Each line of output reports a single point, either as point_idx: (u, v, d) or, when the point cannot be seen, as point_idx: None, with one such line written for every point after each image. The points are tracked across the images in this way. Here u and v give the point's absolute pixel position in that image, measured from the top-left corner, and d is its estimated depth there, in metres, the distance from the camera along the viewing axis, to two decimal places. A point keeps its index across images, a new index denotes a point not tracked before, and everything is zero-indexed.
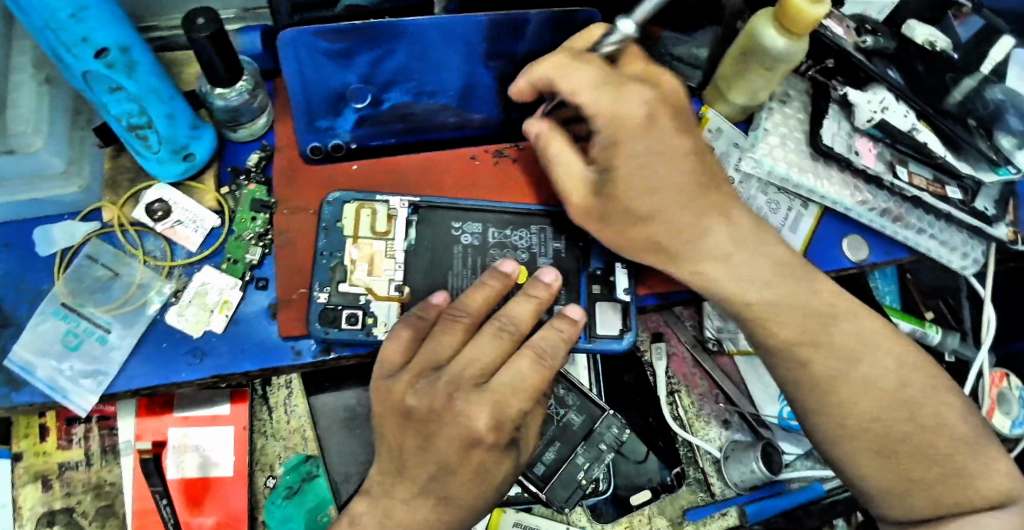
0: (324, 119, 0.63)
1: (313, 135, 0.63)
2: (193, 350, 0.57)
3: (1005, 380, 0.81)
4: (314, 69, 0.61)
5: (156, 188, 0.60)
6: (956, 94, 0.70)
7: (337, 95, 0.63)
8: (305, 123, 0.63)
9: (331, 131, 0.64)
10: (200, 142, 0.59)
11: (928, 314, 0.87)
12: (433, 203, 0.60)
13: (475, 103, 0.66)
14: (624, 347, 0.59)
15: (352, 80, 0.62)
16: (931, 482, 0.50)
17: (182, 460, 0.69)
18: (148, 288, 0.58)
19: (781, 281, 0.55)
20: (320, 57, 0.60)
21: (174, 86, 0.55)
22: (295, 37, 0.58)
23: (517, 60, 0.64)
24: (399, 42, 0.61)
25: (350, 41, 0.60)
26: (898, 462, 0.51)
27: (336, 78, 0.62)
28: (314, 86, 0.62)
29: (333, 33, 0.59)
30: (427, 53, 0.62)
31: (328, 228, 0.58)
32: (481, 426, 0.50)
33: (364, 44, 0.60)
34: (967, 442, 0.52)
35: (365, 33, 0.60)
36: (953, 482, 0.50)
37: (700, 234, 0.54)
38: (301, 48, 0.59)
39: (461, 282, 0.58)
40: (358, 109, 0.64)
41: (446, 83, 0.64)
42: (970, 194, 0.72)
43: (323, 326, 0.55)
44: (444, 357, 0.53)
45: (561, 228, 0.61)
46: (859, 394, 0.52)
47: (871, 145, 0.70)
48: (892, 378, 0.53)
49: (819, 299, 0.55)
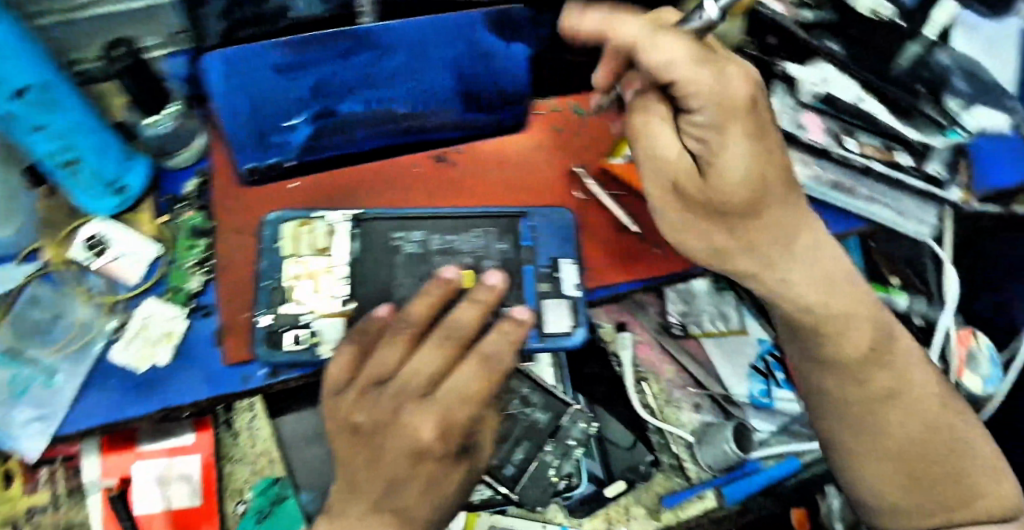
0: (274, 134, 0.59)
1: (254, 153, 0.59)
2: (139, 385, 0.56)
3: (972, 338, 0.80)
4: (262, 85, 0.55)
5: (93, 222, 0.58)
6: (902, 60, 0.69)
7: (289, 110, 0.57)
8: (244, 142, 0.58)
9: (280, 145, 0.59)
10: (133, 173, 0.58)
11: (893, 280, 0.85)
12: (373, 214, 0.58)
13: (441, 106, 0.61)
14: (576, 343, 0.58)
15: (303, 93, 0.57)
16: (933, 484, 0.55)
17: (169, 492, 0.68)
18: (91, 326, 0.58)
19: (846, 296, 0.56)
20: (268, 72, 0.54)
21: (99, 118, 0.54)
22: (238, 55, 0.53)
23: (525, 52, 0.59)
24: (393, 45, 0.56)
25: (300, 53, 0.54)
26: (907, 465, 0.55)
27: (286, 93, 0.56)
28: (273, 101, 0.56)
29: (282, 46, 0.53)
30: (391, 60, 0.57)
31: (268, 249, 0.57)
32: (426, 436, 0.50)
33: (318, 55, 0.55)
34: (968, 444, 0.57)
35: (322, 43, 0.54)
36: (954, 484, 0.55)
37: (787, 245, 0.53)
38: (245, 65, 0.53)
39: (406, 291, 0.56)
40: (313, 120, 0.59)
41: (439, 83, 0.59)
42: (922, 158, 0.68)
43: (267, 349, 0.55)
44: (389, 369, 0.53)
45: (503, 229, 0.60)
46: (879, 404, 0.56)
47: (817, 119, 0.67)
48: (927, 395, 0.57)
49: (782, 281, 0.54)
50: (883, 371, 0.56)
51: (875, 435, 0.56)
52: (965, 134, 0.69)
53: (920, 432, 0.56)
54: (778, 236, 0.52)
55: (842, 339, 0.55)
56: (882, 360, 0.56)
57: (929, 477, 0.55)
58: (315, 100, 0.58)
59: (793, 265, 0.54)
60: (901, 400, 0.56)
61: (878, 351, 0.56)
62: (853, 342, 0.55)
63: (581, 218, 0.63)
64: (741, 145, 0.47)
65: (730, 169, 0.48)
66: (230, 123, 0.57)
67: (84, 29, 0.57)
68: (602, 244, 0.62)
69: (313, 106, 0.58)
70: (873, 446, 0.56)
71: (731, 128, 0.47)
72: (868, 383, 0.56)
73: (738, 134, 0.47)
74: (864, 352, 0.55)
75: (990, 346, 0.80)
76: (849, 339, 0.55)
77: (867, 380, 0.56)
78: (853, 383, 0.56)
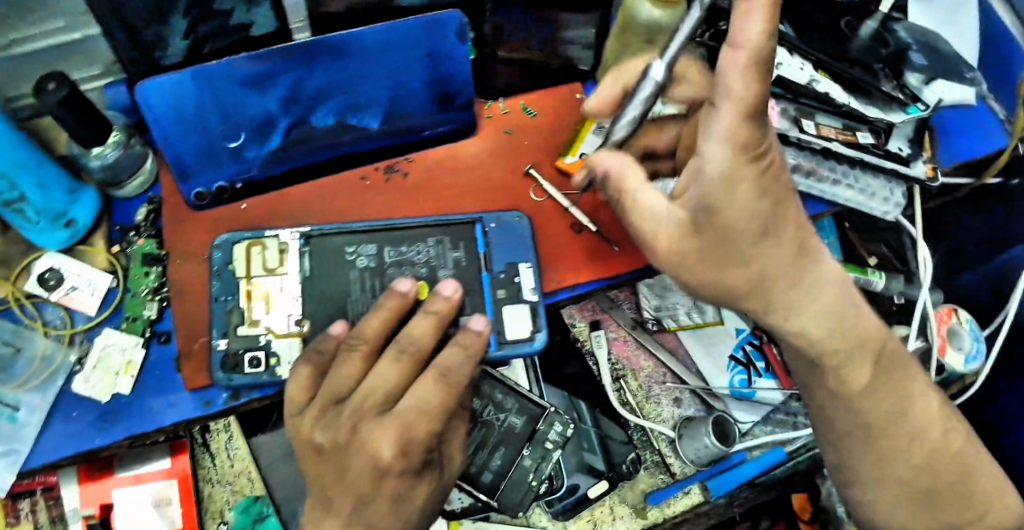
0: (248, 150, 0.60)
1: (223, 171, 0.60)
2: (102, 416, 0.56)
3: (953, 315, 0.79)
4: (231, 101, 0.57)
5: (47, 256, 0.59)
6: (861, 36, 0.68)
7: (261, 124, 0.59)
8: (212, 160, 0.59)
9: (252, 160, 0.61)
10: (80, 205, 0.58)
11: (871, 260, 0.85)
12: (322, 230, 0.58)
13: (409, 111, 0.63)
14: (537, 348, 0.58)
15: (273, 107, 0.59)
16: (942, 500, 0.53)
17: (170, 515, 0.69)
18: (52, 359, 0.57)
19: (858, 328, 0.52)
20: (235, 87, 0.56)
21: (42, 153, 0.54)
22: (205, 70, 0.54)
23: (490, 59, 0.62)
24: (356, 53, 0.58)
25: (267, 65, 0.56)
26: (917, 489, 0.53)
27: (256, 107, 0.58)
28: (239, 114, 0.58)
29: (249, 60, 0.55)
30: (355, 67, 0.59)
31: (219, 271, 0.57)
32: (387, 454, 0.49)
33: (284, 66, 0.57)
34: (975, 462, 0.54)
35: (287, 54, 0.56)
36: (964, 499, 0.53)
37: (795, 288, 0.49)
38: (214, 81, 0.55)
39: (360, 307, 0.57)
40: (285, 134, 0.61)
41: (410, 86, 0.61)
42: (884, 136, 0.67)
43: (226, 374, 0.55)
44: (346, 389, 0.53)
45: (456, 237, 0.60)
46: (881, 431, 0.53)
47: (772, 102, 0.65)
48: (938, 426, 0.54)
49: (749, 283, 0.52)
50: (886, 391, 0.53)
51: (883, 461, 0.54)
52: (927, 110, 0.66)
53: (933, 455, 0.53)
54: (788, 275, 0.48)
55: (845, 374, 0.52)
56: (885, 382, 0.53)
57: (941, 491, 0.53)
58: (286, 114, 0.60)
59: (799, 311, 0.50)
60: (904, 429, 0.53)
61: (881, 378, 0.53)
62: (856, 377, 0.52)
63: (537, 219, 0.62)
64: (749, 200, 0.45)
65: (732, 216, 0.45)
66: (198, 142, 0.58)
67: (19, 65, 0.55)
68: (557, 248, 0.62)
69: (284, 119, 0.60)
70: (884, 471, 0.54)
71: (742, 186, 0.45)
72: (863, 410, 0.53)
73: (748, 190, 0.45)
74: (865, 385, 0.53)
75: (972, 320, 0.78)
76: (854, 371, 0.52)
77: (865, 409, 0.53)
78: (852, 410, 0.54)
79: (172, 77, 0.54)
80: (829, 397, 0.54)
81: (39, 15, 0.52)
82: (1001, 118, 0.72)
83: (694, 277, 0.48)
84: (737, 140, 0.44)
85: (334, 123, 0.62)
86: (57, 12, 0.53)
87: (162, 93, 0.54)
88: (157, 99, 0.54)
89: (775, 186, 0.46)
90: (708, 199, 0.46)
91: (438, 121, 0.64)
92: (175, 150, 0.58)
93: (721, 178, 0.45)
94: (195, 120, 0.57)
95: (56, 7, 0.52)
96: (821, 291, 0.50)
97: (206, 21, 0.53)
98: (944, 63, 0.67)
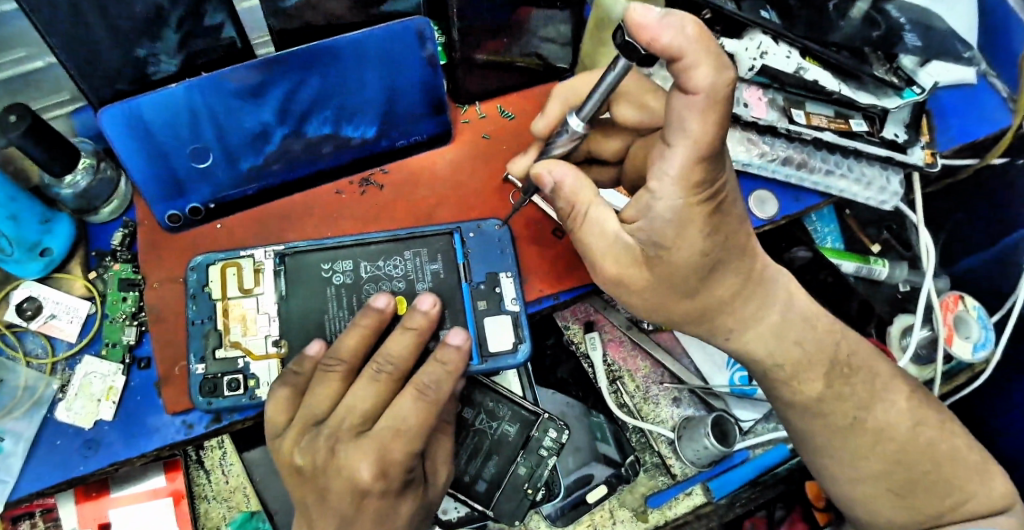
0: (244, 160, 0.59)
1: (217, 184, 0.60)
2: (86, 443, 0.56)
3: (960, 302, 0.75)
4: (227, 113, 0.56)
5: (24, 286, 0.59)
6: (851, 18, 0.63)
7: (257, 136, 0.59)
8: (205, 174, 0.59)
9: (246, 171, 0.60)
10: (54, 235, 0.58)
11: (874, 248, 0.82)
12: (297, 248, 0.58)
13: (405, 116, 0.62)
14: (521, 360, 0.57)
15: (269, 117, 0.58)
16: (922, 489, 0.56)
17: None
18: (34, 389, 0.57)
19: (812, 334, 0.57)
20: (233, 100, 0.56)
21: (12, 186, 0.54)
22: (200, 83, 0.54)
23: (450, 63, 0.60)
24: (347, 60, 0.57)
25: (262, 76, 0.55)
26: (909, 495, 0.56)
27: (251, 118, 0.57)
28: (230, 128, 0.57)
29: (243, 72, 0.55)
30: (349, 74, 0.58)
31: (195, 295, 0.57)
32: (366, 475, 0.47)
33: (279, 76, 0.56)
34: (955, 455, 0.56)
35: (284, 65, 0.55)
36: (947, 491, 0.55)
37: (738, 306, 0.54)
38: (209, 93, 0.55)
39: (338, 324, 0.57)
40: (280, 145, 0.60)
41: (402, 91, 0.60)
42: (878, 123, 0.65)
43: (205, 397, 0.55)
44: (322, 411, 0.52)
45: (435, 249, 0.59)
46: (855, 435, 0.56)
47: (760, 93, 0.63)
48: (908, 421, 0.57)
49: (718, 294, 0.52)
50: (850, 396, 0.56)
51: (852, 457, 0.56)
52: (923, 93, 0.64)
53: (903, 449, 0.56)
54: (734, 299, 0.53)
55: (800, 381, 0.56)
56: (846, 386, 0.57)
57: (916, 482, 0.56)
58: (281, 124, 0.59)
59: (746, 330, 0.55)
60: (871, 423, 0.56)
61: (839, 383, 0.57)
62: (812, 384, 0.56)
63: (516, 225, 0.62)
64: (698, 238, 0.47)
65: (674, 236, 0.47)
66: (191, 156, 0.58)
67: None
68: (542, 258, 0.62)
69: (280, 129, 0.59)
70: (852, 470, 0.57)
71: (690, 229, 0.47)
72: (830, 414, 0.56)
73: (698, 230, 0.47)
74: (821, 391, 0.56)
75: (979, 307, 0.75)
76: (807, 378, 0.56)
77: (830, 413, 0.56)
78: (817, 417, 0.57)
79: (167, 90, 0.53)
80: (796, 408, 0.57)
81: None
82: (1003, 96, 0.71)
83: (654, 306, 0.52)
84: (692, 177, 0.45)
85: (328, 132, 0.60)
86: (19, 41, 0.52)
87: (159, 107, 0.54)
88: (151, 111, 0.54)
89: (726, 222, 0.49)
90: (659, 235, 0.48)
91: (426, 124, 0.63)
92: (171, 165, 0.58)
93: (672, 215, 0.47)
94: (191, 133, 0.56)
95: (18, 37, 0.51)
96: (767, 308, 0.55)
97: (198, 36, 0.53)
98: (941, 41, 0.63)
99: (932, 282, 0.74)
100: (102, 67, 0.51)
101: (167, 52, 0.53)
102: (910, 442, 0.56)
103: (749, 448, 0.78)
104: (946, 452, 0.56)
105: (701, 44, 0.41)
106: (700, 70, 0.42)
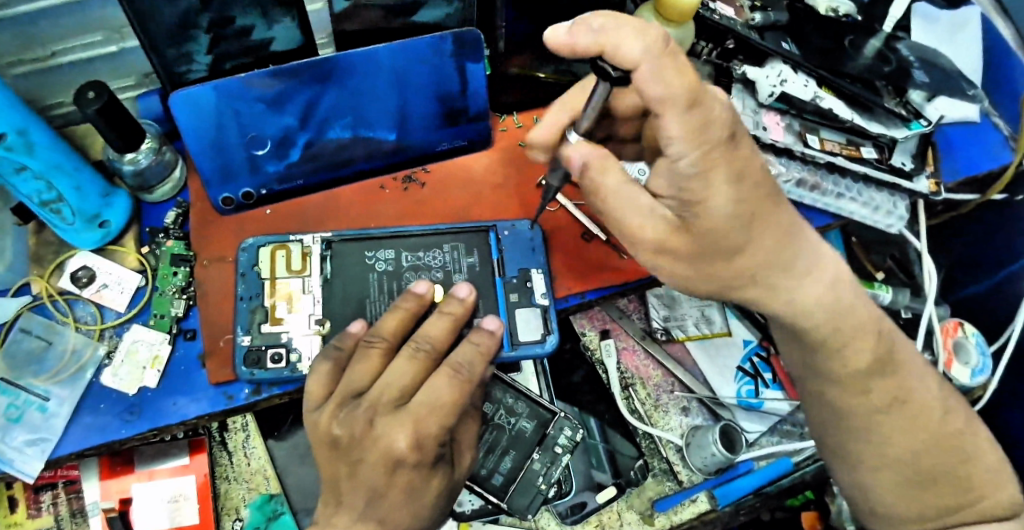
0: (275, 158, 0.63)
1: (264, 176, 0.64)
2: (129, 408, 0.58)
3: (959, 328, 0.80)
4: (251, 115, 0.60)
5: (78, 256, 0.63)
6: (866, 54, 0.70)
7: (281, 141, 0.63)
8: (231, 173, 0.63)
9: (272, 173, 0.64)
10: (113, 208, 0.62)
11: (879, 274, 0.85)
12: (343, 236, 0.62)
13: (421, 126, 0.66)
14: (548, 350, 0.60)
15: (291, 122, 0.62)
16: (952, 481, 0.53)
17: (182, 511, 0.68)
18: (81, 353, 0.60)
19: (842, 321, 0.53)
20: (254, 103, 0.60)
21: (79, 158, 0.57)
22: (224, 86, 0.58)
23: (466, 76, 0.64)
24: (360, 69, 0.61)
25: (280, 86, 0.59)
26: (938, 494, 0.53)
27: (274, 122, 0.61)
28: (258, 128, 0.61)
29: (263, 80, 0.59)
30: (363, 85, 0.62)
31: (245, 273, 0.60)
32: (402, 446, 0.49)
33: (297, 85, 0.60)
34: (990, 461, 0.55)
35: (298, 75, 0.59)
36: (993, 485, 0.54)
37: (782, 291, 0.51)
38: (235, 98, 0.59)
39: (378, 308, 0.60)
40: (303, 149, 0.64)
41: (417, 102, 0.64)
42: (887, 151, 0.70)
43: (248, 369, 0.57)
44: (363, 384, 0.54)
45: (470, 245, 0.63)
46: (903, 434, 0.54)
47: (778, 119, 0.68)
48: (954, 418, 0.55)
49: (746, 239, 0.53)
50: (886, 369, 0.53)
51: (867, 446, 0.54)
52: (929, 125, 0.69)
53: (924, 442, 0.54)
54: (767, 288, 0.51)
55: (826, 360, 0.54)
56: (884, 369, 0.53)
57: (929, 481, 0.53)
58: (303, 129, 0.63)
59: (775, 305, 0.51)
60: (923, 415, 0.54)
61: (864, 372, 0.54)
62: (838, 360, 0.54)
63: (549, 227, 0.66)
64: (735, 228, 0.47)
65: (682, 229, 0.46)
66: (219, 158, 0.62)
67: (58, 77, 0.60)
68: (569, 260, 0.65)
69: (302, 135, 0.63)
70: (882, 453, 0.54)
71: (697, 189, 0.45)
72: (855, 400, 0.54)
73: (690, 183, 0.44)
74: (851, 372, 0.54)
75: (978, 334, 0.79)
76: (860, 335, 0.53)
77: (849, 399, 0.54)
78: (838, 403, 0.55)
79: (190, 94, 0.57)
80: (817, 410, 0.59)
81: (75, 27, 0.56)
82: (1005, 134, 0.76)
83: None
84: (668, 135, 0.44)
85: (350, 137, 0.64)
86: (93, 26, 0.57)
87: (185, 111, 0.58)
88: (181, 115, 0.58)
89: (727, 174, 0.45)
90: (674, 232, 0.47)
91: (446, 136, 0.67)
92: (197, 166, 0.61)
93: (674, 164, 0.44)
94: (220, 133, 0.60)
95: (93, 21, 0.56)
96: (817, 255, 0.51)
97: (232, 35, 0.56)
98: (949, 79, 0.71)
99: (934, 307, 0.78)
100: (168, 55, 0.55)
101: (200, 52, 0.56)
102: (949, 441, 0.54)
103: (754, 459, 0.79)
104: (969, 446, 0.54)
105: (649, 49, 0.42)
106: (619, 40, 0.42)
